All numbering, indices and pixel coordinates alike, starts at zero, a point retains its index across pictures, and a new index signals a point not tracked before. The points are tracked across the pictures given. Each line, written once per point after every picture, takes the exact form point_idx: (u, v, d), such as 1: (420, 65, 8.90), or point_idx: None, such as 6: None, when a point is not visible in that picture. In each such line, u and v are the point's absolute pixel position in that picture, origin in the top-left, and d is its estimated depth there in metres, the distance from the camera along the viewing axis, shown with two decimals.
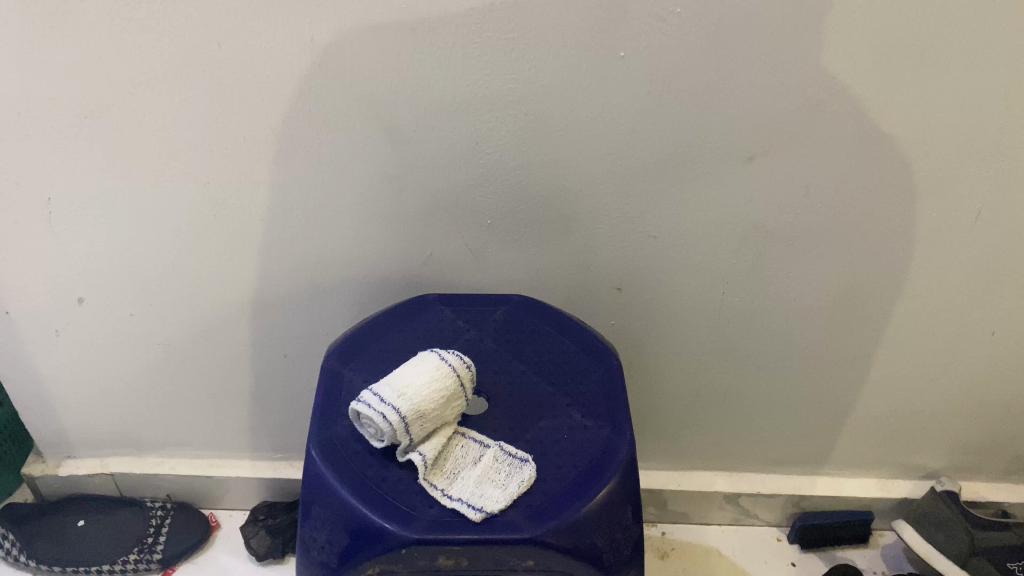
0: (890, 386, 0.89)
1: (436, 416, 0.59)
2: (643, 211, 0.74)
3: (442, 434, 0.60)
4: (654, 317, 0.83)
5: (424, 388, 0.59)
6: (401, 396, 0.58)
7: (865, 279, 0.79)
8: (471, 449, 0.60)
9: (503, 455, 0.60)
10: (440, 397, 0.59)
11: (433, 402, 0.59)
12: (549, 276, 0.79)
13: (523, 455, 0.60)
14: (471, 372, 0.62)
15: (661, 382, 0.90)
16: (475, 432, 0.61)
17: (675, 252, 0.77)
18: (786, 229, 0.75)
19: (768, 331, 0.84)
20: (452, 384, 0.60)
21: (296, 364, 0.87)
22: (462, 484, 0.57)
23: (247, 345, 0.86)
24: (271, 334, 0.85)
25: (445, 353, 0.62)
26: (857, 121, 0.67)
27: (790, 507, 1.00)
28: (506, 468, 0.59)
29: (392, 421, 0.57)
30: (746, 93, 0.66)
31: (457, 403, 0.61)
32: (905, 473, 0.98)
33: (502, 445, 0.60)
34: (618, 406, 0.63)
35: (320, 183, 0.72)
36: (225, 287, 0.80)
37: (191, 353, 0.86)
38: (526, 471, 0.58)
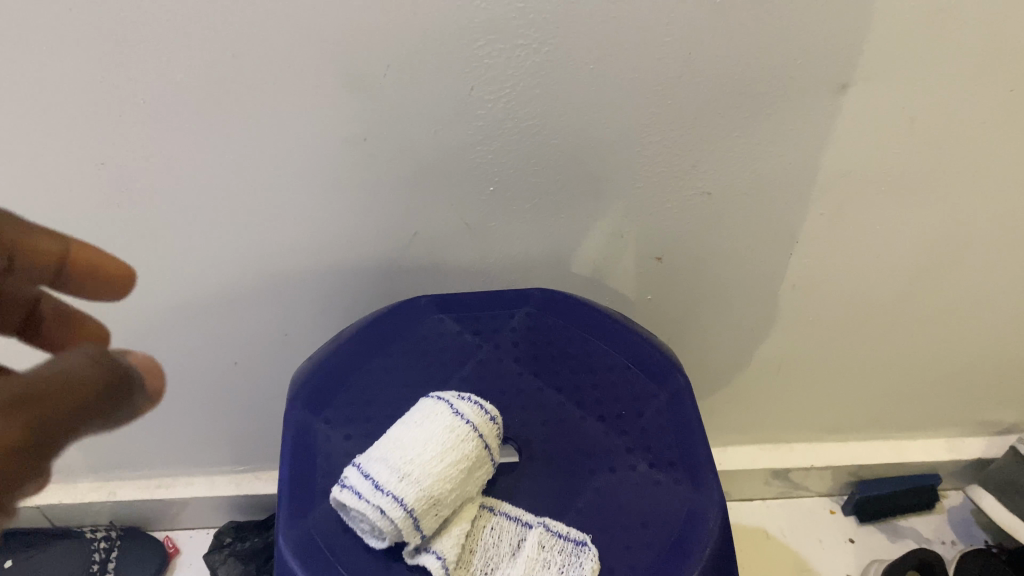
0: (978, 343, 0.74)
1: (455, 499, 0.42)
2: (698, 163, 0.56)
3: (464, 519, 0.43)
4: (702, 287, 0.66)
5: (433, 464, 0.41)
6: (404, 479, 0.41)
7: (970, 229, 0.63)
8: (506, 535, 0.43)
9: (551, 539, 0.43)
10: (458, 473, 0.42)
11: (449, 483, 0.41)
12: (571, 251, 0.61)
13: (579, 536, 0.43)
14: (496, 424, 0.45)
15: (704, 356, 0.74)
16: (507, 507, 0.44)
17: (736, 211, 0.59)
18: (880, 175, 0.58)
19: (842, 294, 0.68)
20: (472, 451, 0.43)
21: (255, 371, 0.70)
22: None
23: (189, 355, 0.67)
24: (219, 340, 0.66)
25: (457, 403, 0.45)
26: (997, 32, 0.49)
27: (846, 475, 0.86)
28: (557, 560, 0.42)
29: (395, 519, 0.40)
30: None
31: (480, 473, 0.44)
32: (978, 430, 0.86)
33: (547, 523, 0.44)
34: (696, 449, 0.47)
35: (264, 155, 0.52)
36: (147, 292, 0.61)
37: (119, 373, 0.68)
38: (586, 562, 0.42)
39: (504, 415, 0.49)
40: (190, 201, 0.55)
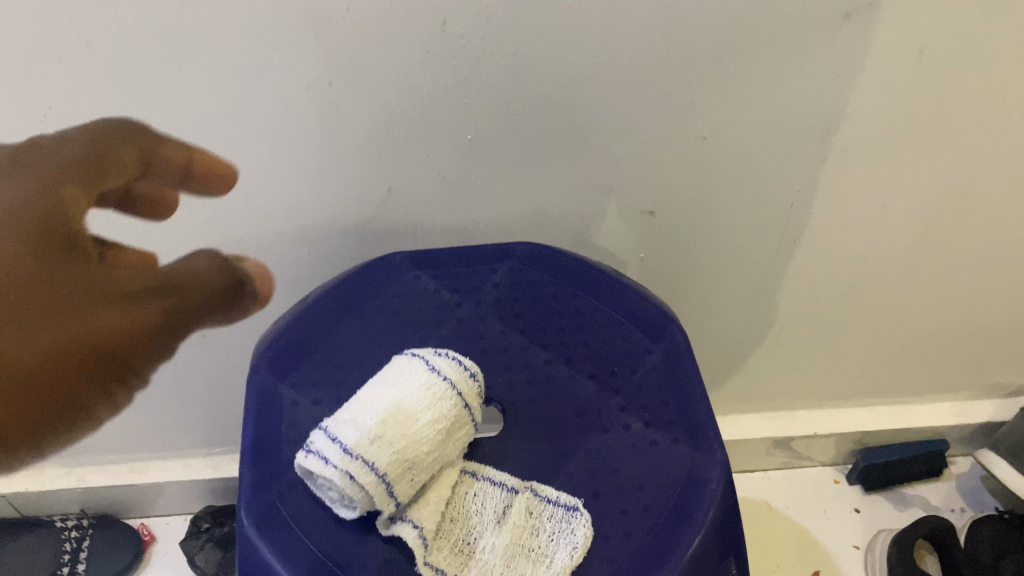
0: (988, 300, 0.71)
1: (432, 462, 0.38)
2: (690, 105, 0.52)
3: (443, 485, 0.39)
4: (698, 245, 0.62)
5: (408, 424, 0.38)
6: (376, 441, 0.37)
7: (982, 175, 0.59)
8: (490, 502, 0.40)
9: (540, 505, 0.40)
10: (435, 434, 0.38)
11: (425, 445, 0.38)
12: (557, 207, 0.57)
13: (570, 500, 0.40)
14: (477, 382, 0.41)
15: (700, 320, 0.70)
16: (490, 471, 0.41)
17: (732, 159, 0.56)
18: (885, 116, 0.54)
19: (845, 249, 0.64)
20: (451, 410, 0.39)
21: (228, 345, 0.66)
22: (486, 565, 0.37)
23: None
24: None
25: (434, 359, 0.41)
26: None
27: (850, 444, 0.83)
28: (547, 529, 0.39)
29: (366, 484, 0.36)
30: None
31: (460, 435, 0.40)
32: (986, 393, 0.82)
33: (536, 488, 0.40)
34: (695, 405, 0.43)
35: (219, 108, 0.48)
36: None
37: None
38: (579, 529, 0.38)
39: (487, 375, 0.45)
40: None
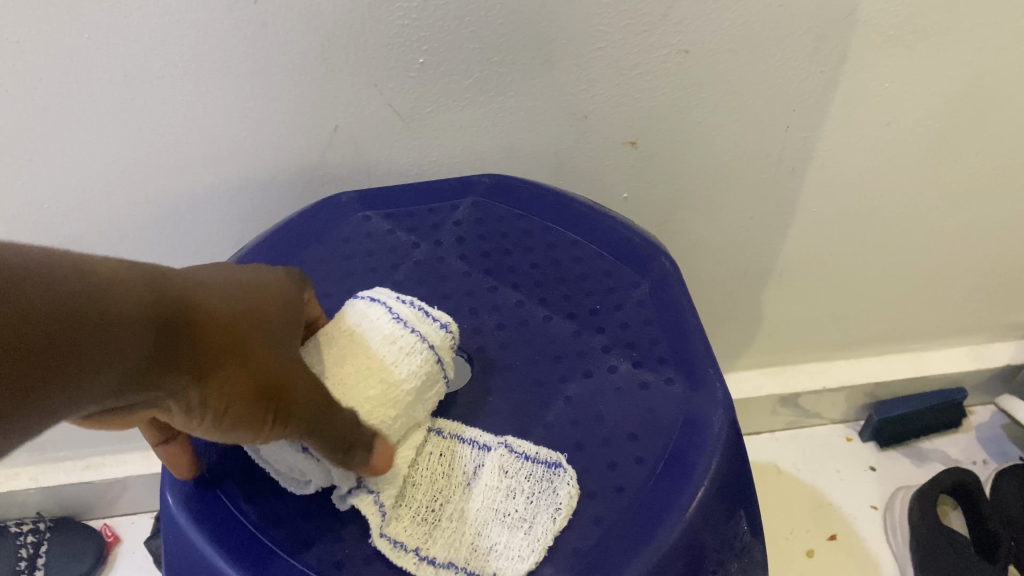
0: (1005, 228, 0.66)
1: (398, 424, 0.33)
2: (669, 10, 0.46)
3: (406, 445, 0.33)
4: (687, 179, 0.57)
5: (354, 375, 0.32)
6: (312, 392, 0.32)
7: (995, 81, 0.54)
8: (459, 464, 0.34)
9: (515, 462, 0.34)
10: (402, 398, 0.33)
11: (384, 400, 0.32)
12: (527, 137, 0.52)
13: (551, 456, 0.34)
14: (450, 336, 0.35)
15: (694, 264, 0.65)
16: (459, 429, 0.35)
17: (719, 73, 0.50)
18: (886, 15, 0.48)
19: (847, 177, 0.59)
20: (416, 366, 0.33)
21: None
22: (454, 535, 0.32)
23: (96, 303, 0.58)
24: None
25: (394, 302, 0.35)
26: None
27: (861, 398, 0.78)
28: (526, 489, 0.33)
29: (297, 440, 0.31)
30: None
31: (431, 394, 0.34)
32: (1003, 333, 0.77)
33: (511, 443, 0.34)
34: (691, 341, 0.38)
35: (135, 34, 0.42)
36: (24, 226, 0.51)
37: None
38: (562, 488, 0.32)
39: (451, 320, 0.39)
40: (58, 109, 0.45)
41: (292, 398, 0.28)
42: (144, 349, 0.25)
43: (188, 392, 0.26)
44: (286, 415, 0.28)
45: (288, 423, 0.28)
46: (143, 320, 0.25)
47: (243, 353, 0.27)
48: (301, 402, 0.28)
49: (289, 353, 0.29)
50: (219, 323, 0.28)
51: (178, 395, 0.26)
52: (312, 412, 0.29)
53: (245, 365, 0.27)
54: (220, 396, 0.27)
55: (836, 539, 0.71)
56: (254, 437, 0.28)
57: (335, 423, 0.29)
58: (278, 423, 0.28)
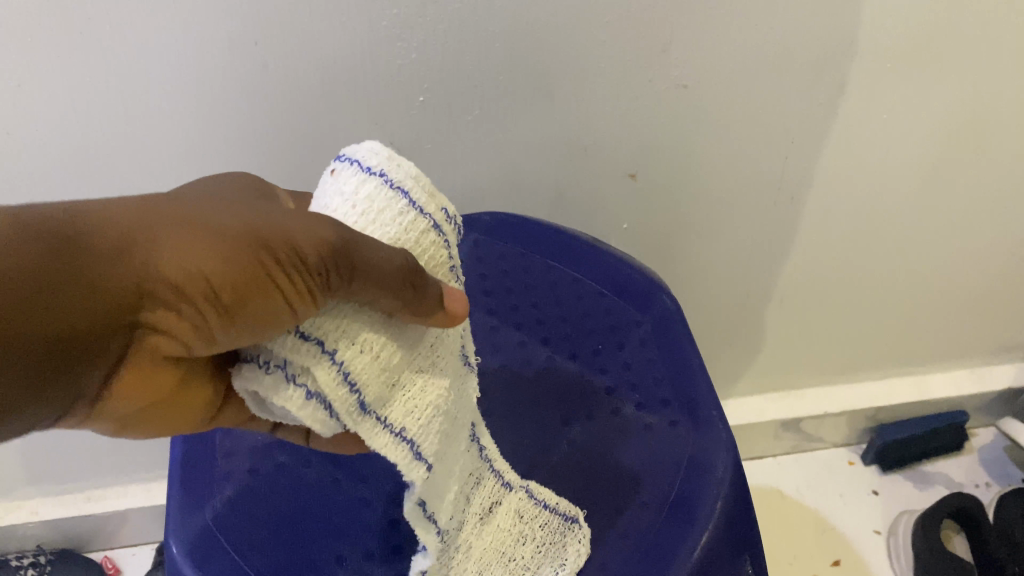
0: (1005, 251, 0.66)
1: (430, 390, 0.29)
2: (667, 46, 0.47)
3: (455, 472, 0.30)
4: (686, 208, 0.57)
5: (397, 325, 0.28)
6: (360, 348, 0.26)
7: (991, 109, 0.54)
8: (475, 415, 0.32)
9: (536, 509, 0.32)
10: (429, 359, 0.29)
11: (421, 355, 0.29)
12: (526, 171, 0.53)
13: (569, 511, 0.33)
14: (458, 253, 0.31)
15: (694, 292, 0.65)
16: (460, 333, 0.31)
17: (718, 108, 0.50)
18: (882, 47, 0.49)
19: (843, 203, 0.59)
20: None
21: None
22: (459, 567, 0.30)
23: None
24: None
25: (345, 190, 0.29)
26: None
27: (862, 422, 0.78)
28: (538, 542, 0.32)
29: (352, 416, 0.26)
30: None
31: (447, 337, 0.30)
32: (1005, 355, 0.77)
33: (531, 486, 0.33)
34: (693, 381, 0.38)
35: (136, 79, 0.43)
36: None
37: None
38: (571, 549, 0.32)
39: None
40: (58, 154, 0.45)
41: (284, 244, 0.24)
42: (78, 270, 0.22)
43: (154, 282, 0.23)
44: (289, 262, 0.24)
45: (296, 273, 0.24)
46: (50, 241, 0.22)
47: (198, 224, 0.24)
48: (302, 244, 0.24)
49: (267, 209, 0.25)
50: (149, 209, 0.24)
51: (156, 296, 0.23)
52: (314, 249, 0.24)
53: (202, 230, 0.24)
54: (197, 266, 0.23)
55: (840, 564, 0.70)
56: (279, 308, 0.24)
57: (351, 254, 0.25)
58: (285, 275, 0.24)
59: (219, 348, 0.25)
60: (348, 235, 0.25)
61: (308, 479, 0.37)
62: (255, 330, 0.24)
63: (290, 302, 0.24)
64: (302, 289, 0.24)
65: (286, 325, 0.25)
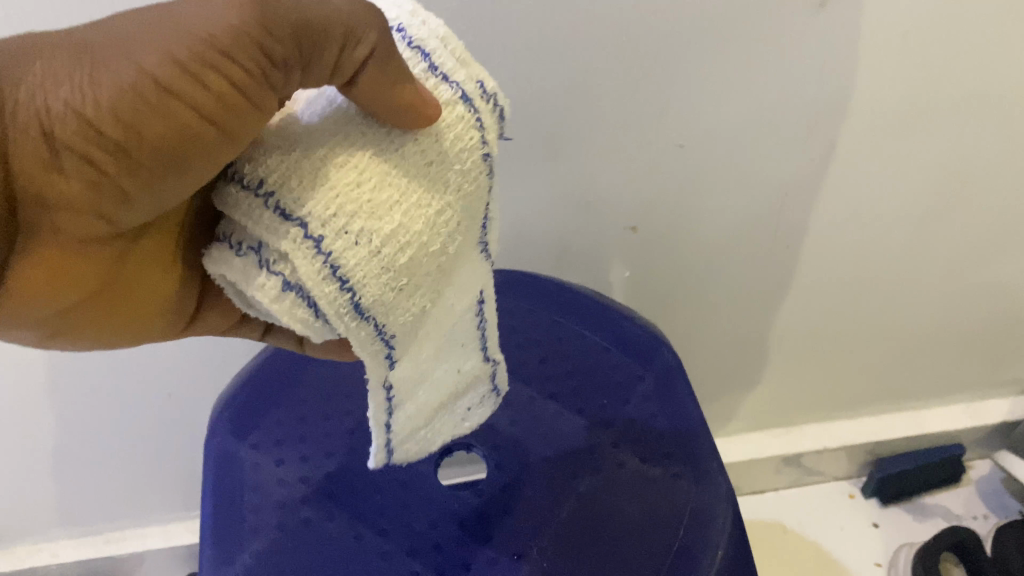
0: (995, 292, 0.68)
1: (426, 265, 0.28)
2: (664, 112, 0.50)
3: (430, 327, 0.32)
4: (685, 257, 0.60)
5: (399, 213, 0.27)
6: (354, 242, 0.26)
7: (974, 160, 0.57)
8: (464, 298, 0.33)
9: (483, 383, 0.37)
10: (435, 243, 0.28)
11: (425, 248, 0.28)
12: (532, 226, 0.55)
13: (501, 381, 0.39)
14: (487, 94, 0.29)
15: (695, 335, 0.67)
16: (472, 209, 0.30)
17: (713, 165, 0.53)
18: (867, 107, 0.52)
19: (837, 249, 0.61)
20: (454, 181, 0.28)
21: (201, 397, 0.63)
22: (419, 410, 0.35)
23: (121, 387, 0.60)
24: (157, 368, 0.60)
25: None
26: None
27: (862, 456, 0.79)
28: (472, 398, 0.37)
29: (339, 318, 0.27)
30: None
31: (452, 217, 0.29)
32: (1000, 389, 0.79)
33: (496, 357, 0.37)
34: (694, 436, 0.40)
35: None
36: None
37: (53, 414, 0.61)
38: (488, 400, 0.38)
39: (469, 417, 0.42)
40: None
41: (189, 47, 0.23)
42: None
43: (37, 126, 0.23)
44: (197, 67, 0.23)
45: (207, 67, 0.23)
46: None
47: (78, 48, 0.23)
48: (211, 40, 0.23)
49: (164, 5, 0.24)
50: (40, 45, 0.24)
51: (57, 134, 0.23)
52: (215, 42, 0.23)
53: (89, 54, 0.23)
54: (78, 98, 0.23)
55: None
56: (197, 121, 0.23)
57: (281, 26, 0.24)
58: (185, 82, 0.23)
59: (154, 195, 0.25)
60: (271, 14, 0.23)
61: (332, 533, 0.39)
62: (172, 160, 0.24)
63: (200, 115, 0.23)
64: (217, 92, 0.23)
65: (215, 139, 0.24)
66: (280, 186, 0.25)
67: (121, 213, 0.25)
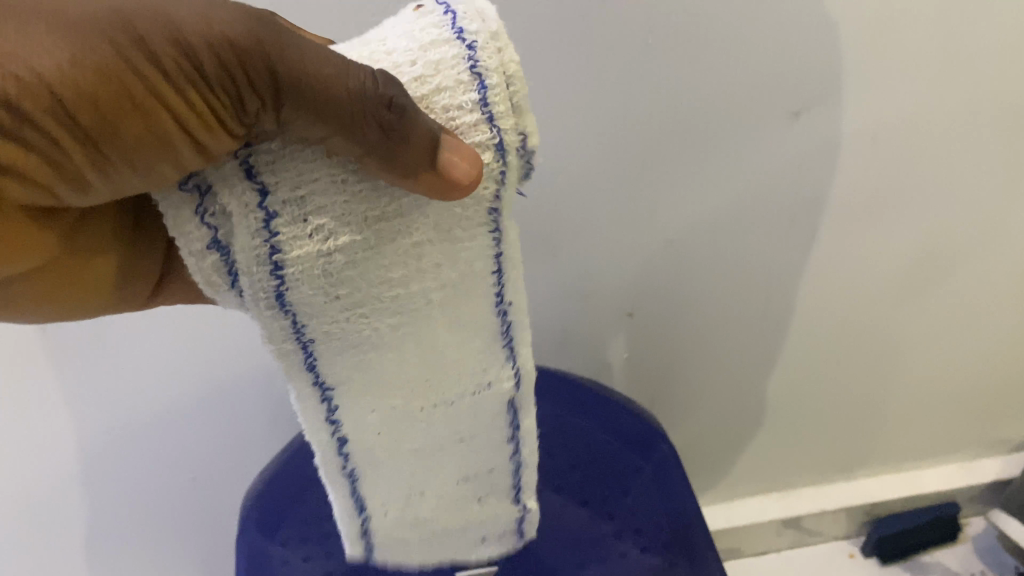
0: (977, 358, 0.72)
1: (375, 279, 0.29)
2: (655, 209, 0.54)
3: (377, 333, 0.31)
4: (680, 337, 0.63)
5: (362, 222, 0.27)
6: (305, 232, 0.26)
7: (947, 241, 0.61)
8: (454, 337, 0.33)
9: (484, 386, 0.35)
10: (393, 260, 0.29)
11: (386, 261, 0.28)
12: (538, 313, 0.60)
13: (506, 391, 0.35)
14: (495, 132, 0.27)
15: (693, 407, 0.70)
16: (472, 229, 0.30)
17: (701, 254, 0.57)
18: (845, 197, 0.56)
19: (824, 325, 0.65)
20: (443, 218, 0.29)
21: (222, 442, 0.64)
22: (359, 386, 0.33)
23: (144, 426, 0.61)
24: (180, 444, 0.63)
25: (415, 31, 0.28)
26: (927, 38, 0.49)
27: (860, 517, 0.82)
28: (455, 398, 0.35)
29: (253, 291, 0.27)
30: (775, 28, 0.47)
31: (429, 247, 0.29)
32: (990, 450, 0.82)
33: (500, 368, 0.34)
34: (692, 531, 0.46)
35: None
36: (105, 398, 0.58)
37: (75, 455, 0.60)
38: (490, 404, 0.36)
39: None
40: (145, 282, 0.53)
41: (189, 59, 0.23)
42: None
43: (8, 95, 0.22)
44: (193, 80, 0.24)
45: (195, 82, 0.24)
46: None
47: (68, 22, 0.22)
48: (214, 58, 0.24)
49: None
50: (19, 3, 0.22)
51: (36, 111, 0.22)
52: (210, 51, 0.23)
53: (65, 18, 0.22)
54: (58, 76, 0.22)
55: None
56: (173, 129, 0.24)
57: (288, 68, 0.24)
58: (168, 88, 0.24)
59: (111, 182, 0.25)
60: (271, 44, 0.24)
61: None
62: (142, 150, 0.24)
63: (175, 121, 0.24)
64: (197, 105, 0.24)
65: (183, 152, 0.25)
66: (260, 146, 0.26)
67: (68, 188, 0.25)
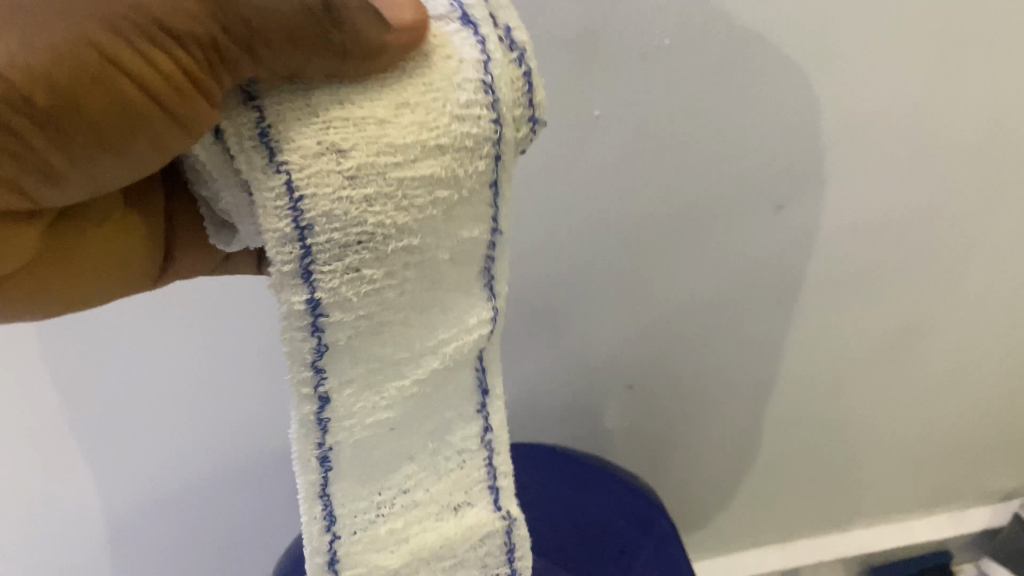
0: (960, 416, 0.75)
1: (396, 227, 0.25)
2: (650, 293, 0.58)
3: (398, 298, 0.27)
4: (677, 405, 0.67)
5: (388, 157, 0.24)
6: (324, 156, 0.23)
7: (926, 312, 0.65)
8: (457, 307, 0.30)
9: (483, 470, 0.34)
10: (416, 202, 0.25)
11: (406, 211, 0.25)
12: (543, 388, 0.63)
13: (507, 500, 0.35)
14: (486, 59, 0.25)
15: (692, 469, 0.73)
16: (469, 200, 0.27)
17: (694, 331, 0.61)
18: (828, 279, 0.60)
19: (812, 390, 0.69)
20: (463, 154, 0.25)
21: (237, 478, 0.62)
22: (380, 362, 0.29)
23: (171, 523, 0.62)
24: (205, 537, 0.64)
25: None
26: (901, 139, 0.53)
27: (856, 567, 0.85)
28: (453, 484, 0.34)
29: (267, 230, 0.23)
30: (760, 137, 0.50)
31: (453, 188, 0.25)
32: (979, 499, 0.85)
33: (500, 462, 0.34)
34: None
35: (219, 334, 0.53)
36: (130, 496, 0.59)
37: (101, 550, 0.61)
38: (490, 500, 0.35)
39: None
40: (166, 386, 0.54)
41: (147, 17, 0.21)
42: None
43: None
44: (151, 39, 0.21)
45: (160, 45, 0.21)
46: None
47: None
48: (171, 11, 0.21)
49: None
50: None
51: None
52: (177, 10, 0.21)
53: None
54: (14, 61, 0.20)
55: None
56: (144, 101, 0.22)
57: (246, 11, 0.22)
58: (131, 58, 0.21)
59: (85, 170, 0.23)
60: None
61: None
62: (116, 131, 0.22)
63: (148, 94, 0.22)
64: (167, 73, 0.22)
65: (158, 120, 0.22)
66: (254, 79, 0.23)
67: (46, 189, 0.23)
